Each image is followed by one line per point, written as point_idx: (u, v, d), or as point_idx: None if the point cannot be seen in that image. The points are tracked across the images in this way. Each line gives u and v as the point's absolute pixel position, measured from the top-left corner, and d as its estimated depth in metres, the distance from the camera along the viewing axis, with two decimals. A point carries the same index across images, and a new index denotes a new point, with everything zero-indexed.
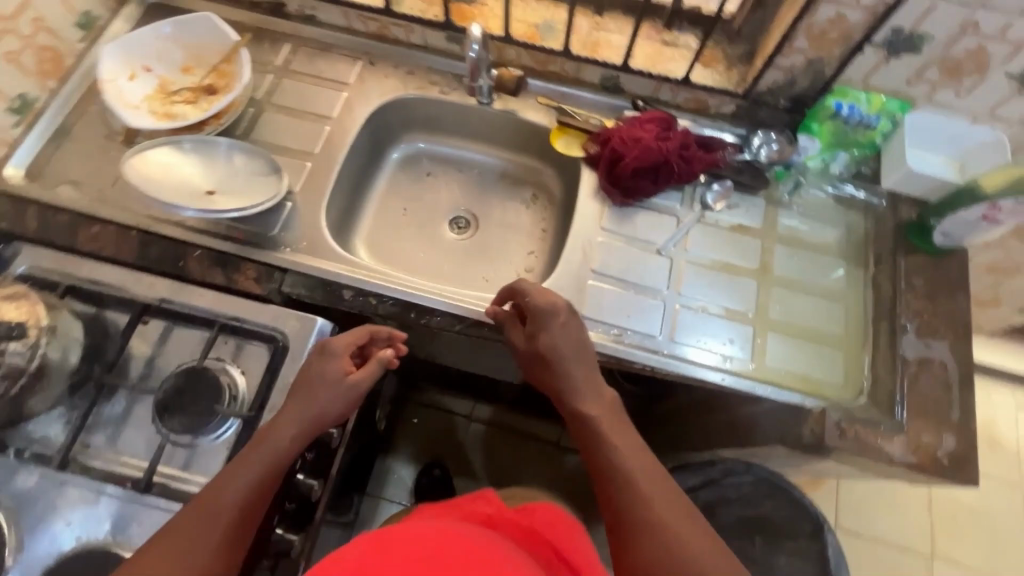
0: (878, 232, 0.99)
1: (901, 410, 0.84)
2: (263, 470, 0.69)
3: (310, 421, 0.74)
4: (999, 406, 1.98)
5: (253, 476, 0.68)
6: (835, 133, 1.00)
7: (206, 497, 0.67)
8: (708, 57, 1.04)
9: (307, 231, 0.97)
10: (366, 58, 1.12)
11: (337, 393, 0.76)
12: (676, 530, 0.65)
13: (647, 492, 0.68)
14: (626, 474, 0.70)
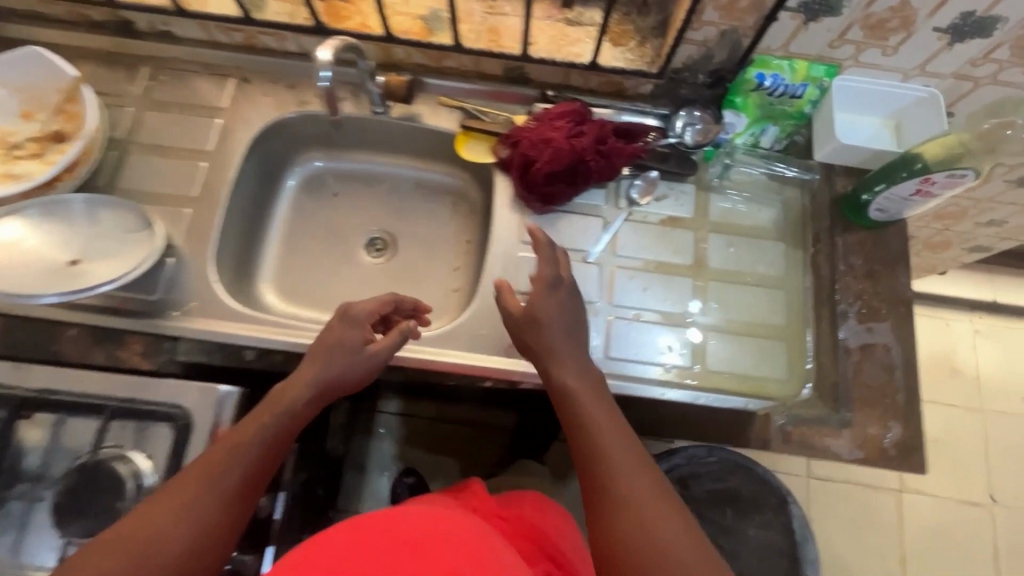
0: (814, 208, 0.93)
1: (846, 404, 0.81)
2: (272, 438, 0.66)
3: (324, 384, 0.72)
4: (957, 336, 2.01)
5: (257, 450, 0.65)
6: (761, 105, 0.91)
7: (218, 453, 0.63)
8: (617, 34, 0.93)
9: (196, 288, 0.87)
10: (239, 74, 0.98)
11: (360, 358, 0.74)
12: (660, 516, 0.58)
13: (619, 463, 0.62)
14: (610, 447, 0.64)
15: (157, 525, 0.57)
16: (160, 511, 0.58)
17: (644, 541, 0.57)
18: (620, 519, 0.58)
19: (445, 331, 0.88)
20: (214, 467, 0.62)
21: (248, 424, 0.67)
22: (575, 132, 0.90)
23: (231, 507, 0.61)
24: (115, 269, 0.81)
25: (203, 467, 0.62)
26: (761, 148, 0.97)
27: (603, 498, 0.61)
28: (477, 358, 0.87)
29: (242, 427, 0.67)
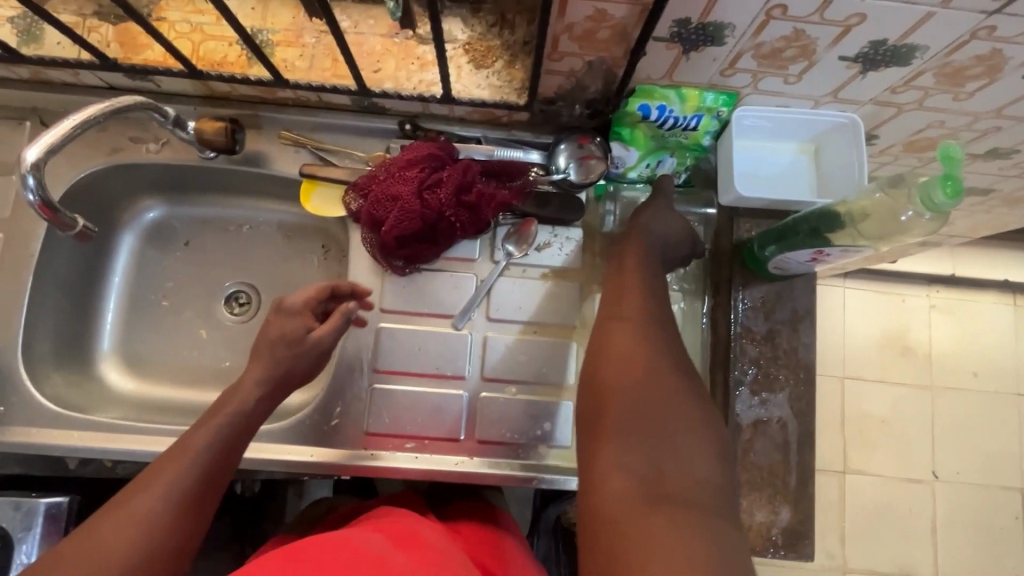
0: (716, 255, 0.81)
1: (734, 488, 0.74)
2: (227, 434, 0.65)
3: (279, 377, 0.71)
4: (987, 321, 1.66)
5: (212, 449, 0.64)
6: (652, 137, 0.77)
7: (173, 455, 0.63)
8: (479, 53, 0.76)
9: (2, 390, 0.76)
10: (36, 116, 0.82)
11: (302, 349, 0.72)
12: (687, 439, 0.59)
13: (636, 394, 0.62)
14: (646, 378, 0.63)
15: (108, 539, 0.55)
16: (107, 526, 0.56)
17: (660, 467, 0.57)
18: (654, 455, 0.58)
19: (295, 422, 0.78)
20: (175, 462, 0.62)
21: (201, 428, 0.65)
22: (432, 181, 0.76)
23: (192, 505, 0.61)
24: None
25: (161, 468, 0.61)
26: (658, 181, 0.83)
27: (633, 422, 0.60)
28: (331, 453, 0.78)
29: (200, 427, 0.65)
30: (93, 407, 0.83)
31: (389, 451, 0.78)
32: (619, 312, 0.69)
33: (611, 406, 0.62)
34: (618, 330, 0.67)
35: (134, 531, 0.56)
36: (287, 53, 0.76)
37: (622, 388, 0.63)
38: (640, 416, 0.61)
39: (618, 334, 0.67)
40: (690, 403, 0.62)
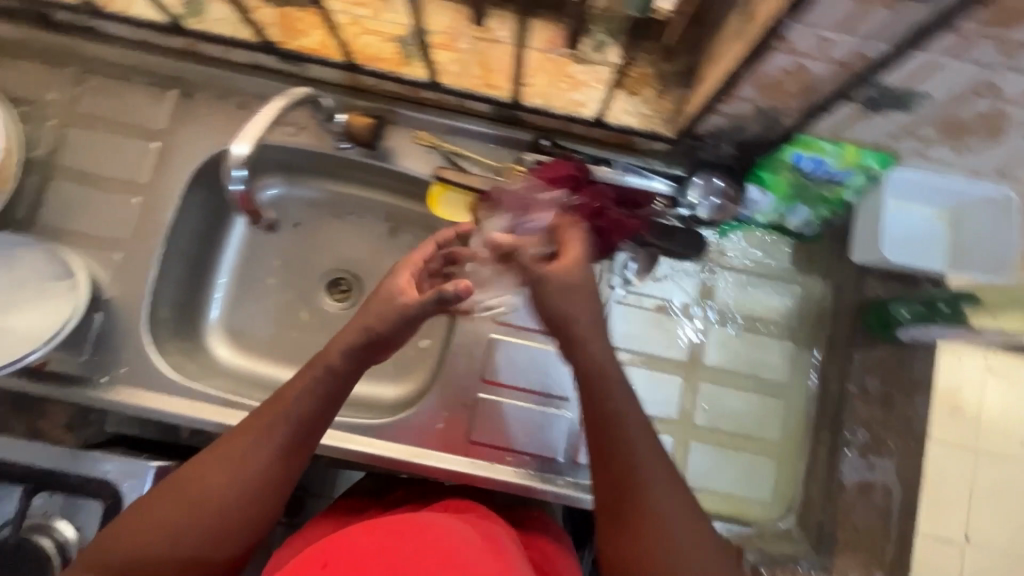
0: (834, 310, 0.82)
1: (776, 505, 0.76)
2: (313, 400, 0.60)
3: (373, 337, 0.61)
4: None
5: (296, 416, 0.59)
6: (794, 185, 0.76)
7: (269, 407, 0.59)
8: (633, 80, 0.76)
9: (126, 353, 0.78)
10: (179, 86, 0.83)
11: (392, 313, 0.62)
12: (681, 510, 0.53)
13: (648, 456, 0.54)
14: (638, 426, 0.56)
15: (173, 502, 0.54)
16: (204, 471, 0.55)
17: (650, 534, 0.53)
18: (628, 525, 0.53)
19: (401, 420, 0.79)
20: (269, 418, 0.58)
21: (284, 392, 0.60)
22: (567, 203, 0.75)
23: (274, 472, 0.57)
24: (36, 334, 0.72)
25: (245, 431, 0.58)
26: (787, 229, 0.82)
27: (611, 483, 0.55)
28: (428, 454, 0.78)
29: (288, 389, 0.60)
30: (200, 375, 0.84)
31: (489, 462, 0.78)
32: (594, 364, 0.58)
33: (603, 456, 0.56)
34: (592, 354, 0.59)
35: (215, 494, 0.54)
36: (442, 56, 0.76)
37: (625, 426, 0.55)
38: (654, 492, 0.53)
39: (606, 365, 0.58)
40: (699, 523, 0.53)
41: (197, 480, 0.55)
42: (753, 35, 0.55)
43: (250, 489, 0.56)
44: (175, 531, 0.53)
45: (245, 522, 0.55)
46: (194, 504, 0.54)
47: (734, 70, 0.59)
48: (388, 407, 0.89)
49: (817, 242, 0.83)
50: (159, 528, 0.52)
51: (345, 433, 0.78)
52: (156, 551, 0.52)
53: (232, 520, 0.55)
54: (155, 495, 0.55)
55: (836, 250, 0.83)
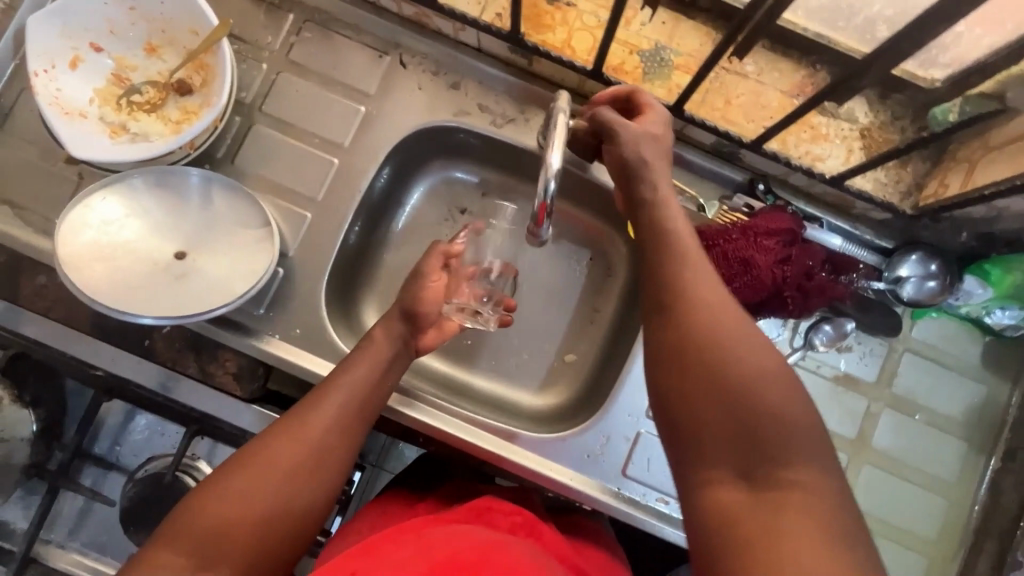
0: (1023, 421, 0.77)
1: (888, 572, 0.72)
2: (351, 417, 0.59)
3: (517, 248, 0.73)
4: None
5: (350, 395, 0.60)
6: (1019, 287, 0.71)
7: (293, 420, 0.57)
8: (876, 145, 0.71)
9: (301, 314, 0.76)
10: (395, 53, 0.81)
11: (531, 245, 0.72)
12: (800, 417, 0.45)
13: (735, 343, 0.48)
14: (698, 325, 0.50)
15: (246, 504, 0.51)
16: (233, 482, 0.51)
17: (764, 466, 0.44)
18: (724, 391, 0.46)
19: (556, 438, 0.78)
20: (282, 430, 0.56)
21: (343, 372, 0.62)
22: (782, 257, 0.73)
23: (341, 440, 0.58)
24: (231, 287, 0.71)
25: (298, 407, 0.58)
26: (984, 325, 0.78)
27: (729, 427, 0.46)
28: (584, 481, 0.77)
29: (345, 372, 0.62)
30: None
31: (636, 498, 0.77)
32: (691, 291, 0.52)
33: (692, 342, 0.49)
34: (692, 278, 0.53)
35: (293, 461, 0.54)
36: (685, 79, 0.73)
37: (701, 328, 0.50)
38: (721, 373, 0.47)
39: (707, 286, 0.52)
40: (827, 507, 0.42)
41: (274, 446, 0.55)
42: None
43: (315, 457, 0.56)
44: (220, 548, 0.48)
45: (324, 486, 0.56)
46: (268, 466, 0.53)
47: None
48: (524, 415, 0.87)
49: (1014, 345, 0.79)
50: (247, 486, 0.51)
51: (501, 441, 0.77)
52: (239, 516, 0.50)
53: (312, 482, 0.55)
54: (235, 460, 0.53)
55: None
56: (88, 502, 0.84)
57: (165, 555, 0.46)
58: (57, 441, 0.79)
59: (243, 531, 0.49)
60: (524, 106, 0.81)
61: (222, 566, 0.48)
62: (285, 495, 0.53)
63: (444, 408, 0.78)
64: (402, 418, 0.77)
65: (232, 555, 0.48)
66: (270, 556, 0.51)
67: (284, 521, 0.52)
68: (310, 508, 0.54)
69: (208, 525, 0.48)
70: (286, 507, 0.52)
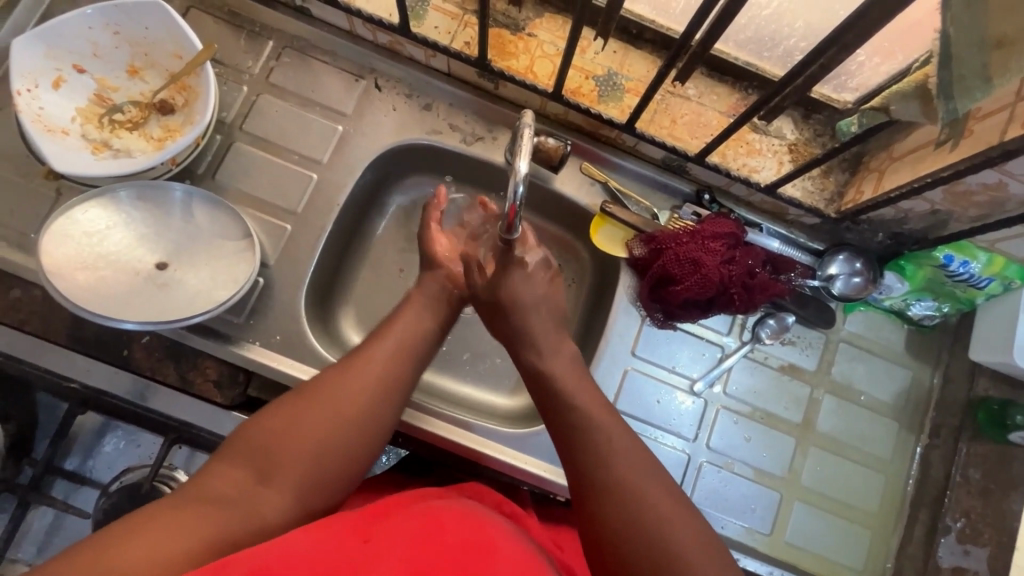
0: (943, 400, 0.87)
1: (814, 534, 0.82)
2: (397, 363, 0.65)
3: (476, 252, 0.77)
4: None
5: (397, 345, 0.67)
6: (930, 280, 0.82)
7: (351, 362, 0.63)
8: (803, 157, 0.81)
9: (282, 321, 0.79)
10: (371, 78, 0.87)
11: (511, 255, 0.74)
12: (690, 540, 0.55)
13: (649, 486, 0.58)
14: (597, 446, 0.61)
15: (307, 429, 0.57)
16: (295, 411, 0.58)
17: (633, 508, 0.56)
18: (624, 521, 0.56)
19: (530, 433, 0.82)
20: (341, 370, 0.62)
21: (389, 327, 0.69)
22: (727, 258, 0.81)
23: (390, 376, 0.64)
24: (213, 295, 0.74)
25: (351, 354, 0.65)
26: (905, 316, 0.88)
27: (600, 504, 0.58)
28: (558, 473, 0.81)
29: (390, 326, 0.69)
30: (336, 355, 0.85)
31: None
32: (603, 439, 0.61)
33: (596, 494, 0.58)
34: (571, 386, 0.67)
35: (347, 391, 0.60)
36: (634, 100, 0.82)
37: (604, 476, 0.59)
38: (633, 514, 0.56)
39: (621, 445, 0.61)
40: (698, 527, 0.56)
41: (330, 380, 0.61)
42: (974, 149, 0.61)
43: (367, 391, 0.61)
44: (274, 470, 0.55)
45: (375, 414, 0.61)
46: (324, 396, 0.59)
47: (935, 175, 0.65)
48: (499, 415, 0.91)
49: (933, 333, 0.89)
50: (302, 414, 0.58)
51: (481, 438, 0.82)
52: (297, 439, 0.56)
53: (363, 409, 0.60)
54: (291, 395, 0.60)
55: (949, 344, 0.89)
56: (58, 518, 0.83)
57: (228, 468, 0.54)
58: (27, 456, 0.79)
59: (298, 450, 0.56)
60: (491, 125, 0.87)
61: (280, 479, 0.54)
62: (337, 424, 0.58)
63: (424, 408, 0.82)
64: (398, 425, 0.81)
65: (290, 474, 0.55)
66: (325, 475, 0.57)
67: (337, 448, 0.58)
68: (362, 434, 0.60)
69: (267, 445, 0.56)
70: (339, 432, 0.58)
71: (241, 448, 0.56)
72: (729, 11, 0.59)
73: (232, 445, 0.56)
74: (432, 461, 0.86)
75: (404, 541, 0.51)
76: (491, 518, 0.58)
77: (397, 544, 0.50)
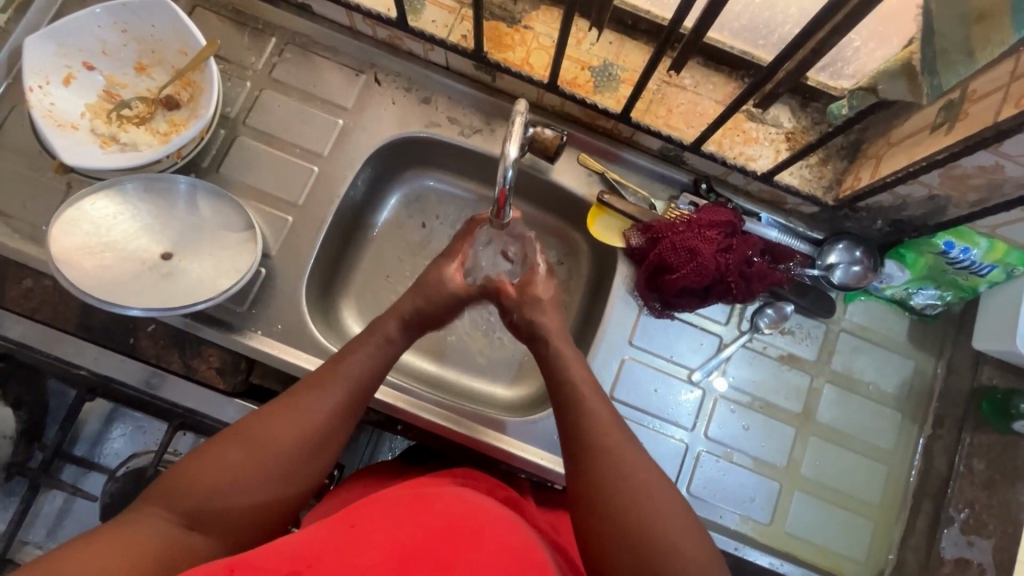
0: (946, 390, 0.86)
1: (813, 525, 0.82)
2: (342, 415, 0.63)
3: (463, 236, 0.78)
4: None
5: (344, 390, 0.63)
6: (931, 267, 0.81)
7: (296, 406, 0.60)
8: (800, 145, 0.80)
9: (283, 311, 0.81)
10: (371, 72, 0.88)
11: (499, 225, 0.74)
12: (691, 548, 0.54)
13: (642, 466, 0.59)
14: (599, 433, 0.62)
15: (239, 483, 0.55)
16: (227, 460, 0.56)
17: (629, 500, 0.56)
18: (623, 504, 0.56)
19: (528, 421, 0.83)
20: (282, 419, 0.59)
21: (341, 362, 0.65)
22: (724, 246, 0.80)
23: (333, 423, 0.62)
24: (215, 284, 0.76)
25: (295, 392, 0.62)
26: (908, 305, 0.87)
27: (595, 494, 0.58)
28: (557, 461, 0.82)
29: (340, 362, 0.65)
30: (337, 343, 0.86)
31: None
32: (601, 430, 0.62)
33: (587, 495, 0.58)
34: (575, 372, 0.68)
35: (281, 445, 0.58)
36: (630, 91, 0.82)
37: (601, 462, 0.59)
38: (629, 511, 0.56)
39: (605, 422, 0.62)
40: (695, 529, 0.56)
41: (268, 426, 0.59)
42: (969, 130, 0.60)
43: (307, 446, 0.59)
44: (200, 521, 0.53)
45: (310, 464, 0.60)
46: (260, 445, 0.57)
47: (931, 158, 0.65)
48: (499, 405, 0.92)
49: (935, 322, 0.88)
50: (232, 461, 0.56)
51: (477, 425, 0.82)
52: (229, 492, 0.55)
53: (299, 459, 0.59)
54: (224, 437, 0.58)
55: (952, 334, 0.87)
56: (67, 502, 0.85)
57: (156, 511, 0.53)
58: (38, 441, 0.81)
59: (228, 501, 0.55)
60: (489, 118, 0.89)
61: (211, 527, 0.54)
62: (270, 482, 0.57)
63: (422, 395, 0.83)
64: (393, 411, 0.82)
65: (217, 526, 0.54)
66: (257, 521, 0.56)
67: (269, 501, 0.57)
68: (293, 484, 0.58)
69: (196, 494, 0.54)
70: (272, 489, 0.57)
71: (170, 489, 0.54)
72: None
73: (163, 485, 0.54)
74: (432, 449, 0.87)
75: (389, 526, 0.52)
76: (484, 505, 0.58)
77: (386, 530, 0.52)
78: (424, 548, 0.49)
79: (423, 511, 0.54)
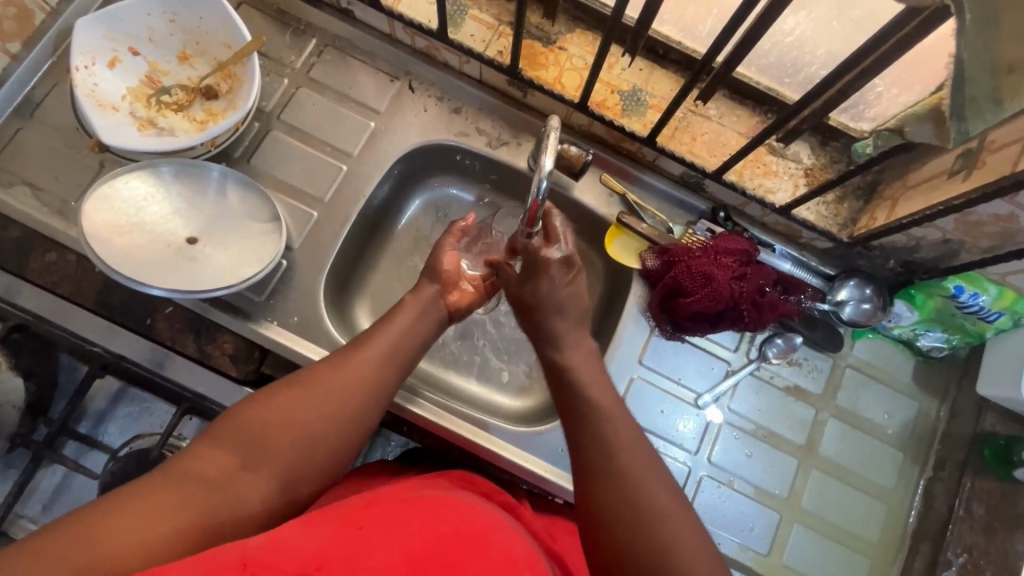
0: (948, 433, 0.87)
1: (808, 557, 0.82)
2: (391, 364, 0.65)
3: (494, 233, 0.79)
4: None
5: (392, 343, 0.67)
6: (940, 311, 0.82)
7: (348, 354, 0.63)
8: (818, 181, 0.83)
9: (300, 303, 0.82)
10: (405, 79, 0.91)
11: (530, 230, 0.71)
12: (691, 541, 0.53)
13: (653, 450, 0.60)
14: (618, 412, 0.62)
15: (299, 424, 0.57)
16: (284, 402, 0.58)
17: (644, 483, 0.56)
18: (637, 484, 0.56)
19: (531, 433, 0.83)
20: (338, 367, 0.62)
21: (387, 323, 0.69)
22: (739, 274, 0.82)
23: (383, 371, 0.64)
24: (238, 272, 0.77)
25: (346, 348, 0.65)
26: (914, 346, 0.88)
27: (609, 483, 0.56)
28: (559, 474, 0.82)
29: (389, 322, 0.69)
30: (349, 339, 0.87)
31: None
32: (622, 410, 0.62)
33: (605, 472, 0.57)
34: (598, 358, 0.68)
35: (338, 388, 0.60)
36: (656, 117, 0.84)
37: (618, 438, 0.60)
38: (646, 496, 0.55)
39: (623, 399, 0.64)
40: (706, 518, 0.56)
41: (322, 374, 0.61)
42: (987, 178, 0.62)
43: (360, 391, 0.61)
44: (261, 456, 0.54)
45: (363, 406, 0.61)
46: (316, 388, 0.59)
47: (948, 203, 0.66)
48: (504, 415, 0.93)
49: (941, 366, 0.89)
50: (288, 402, 0.58)
51: (480, 432, 0.83)
52: (289, 431, 0.56)
53: (351, 402, 0.60)
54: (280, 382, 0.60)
55: (957, 379, 0.89)
56: (67, 477, 0.86)
57: (211, 451, 0.54)
58: (44, 414, 0.81)
59: (288, 438, 0.56)
60: (516, 132, 0.91)
61: (269, 463, 0.54)
62: (330, 422, 0.58)
63: (428, 396, 0.84)
64: (397, 409, 0.82)
65: (277, 461, 0.55)
66: (315, 457, 0.57)
67: (331, 439, 0.58)
68: (345, 425, 0.59)
69: (253, 432, 0.55)
70: (330, 426, 0.58)
71: (222, 434, 0.55)
72: (752, 33, 0.62)
73: (219, 428, 0.55)
74: (434, 453, 0.87)
75: (398, 529, 0.49)
76: (478, 508, 0.56)
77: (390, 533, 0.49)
78: (435, 553, 0.48)
79: (427, 515, 0.52)
